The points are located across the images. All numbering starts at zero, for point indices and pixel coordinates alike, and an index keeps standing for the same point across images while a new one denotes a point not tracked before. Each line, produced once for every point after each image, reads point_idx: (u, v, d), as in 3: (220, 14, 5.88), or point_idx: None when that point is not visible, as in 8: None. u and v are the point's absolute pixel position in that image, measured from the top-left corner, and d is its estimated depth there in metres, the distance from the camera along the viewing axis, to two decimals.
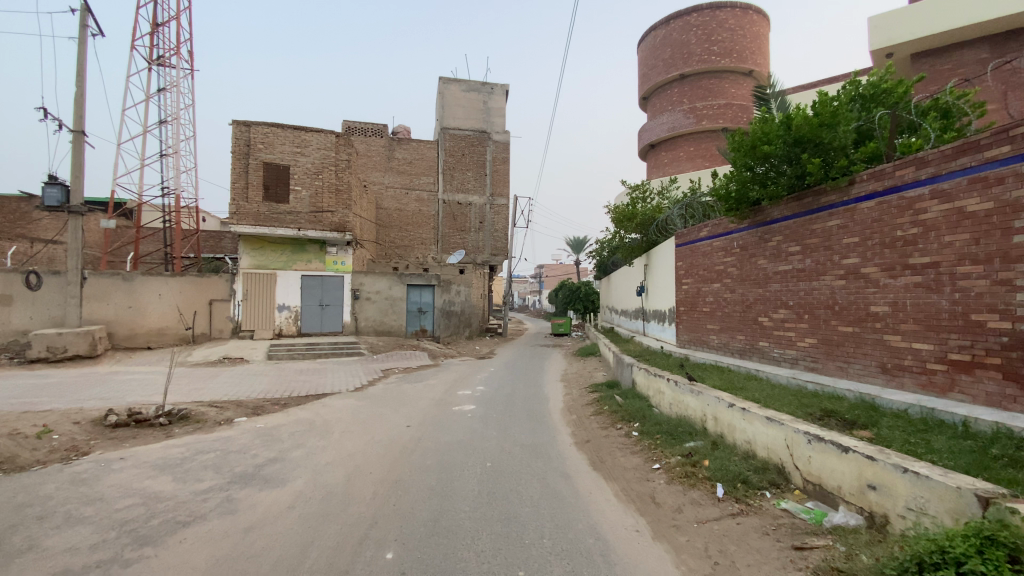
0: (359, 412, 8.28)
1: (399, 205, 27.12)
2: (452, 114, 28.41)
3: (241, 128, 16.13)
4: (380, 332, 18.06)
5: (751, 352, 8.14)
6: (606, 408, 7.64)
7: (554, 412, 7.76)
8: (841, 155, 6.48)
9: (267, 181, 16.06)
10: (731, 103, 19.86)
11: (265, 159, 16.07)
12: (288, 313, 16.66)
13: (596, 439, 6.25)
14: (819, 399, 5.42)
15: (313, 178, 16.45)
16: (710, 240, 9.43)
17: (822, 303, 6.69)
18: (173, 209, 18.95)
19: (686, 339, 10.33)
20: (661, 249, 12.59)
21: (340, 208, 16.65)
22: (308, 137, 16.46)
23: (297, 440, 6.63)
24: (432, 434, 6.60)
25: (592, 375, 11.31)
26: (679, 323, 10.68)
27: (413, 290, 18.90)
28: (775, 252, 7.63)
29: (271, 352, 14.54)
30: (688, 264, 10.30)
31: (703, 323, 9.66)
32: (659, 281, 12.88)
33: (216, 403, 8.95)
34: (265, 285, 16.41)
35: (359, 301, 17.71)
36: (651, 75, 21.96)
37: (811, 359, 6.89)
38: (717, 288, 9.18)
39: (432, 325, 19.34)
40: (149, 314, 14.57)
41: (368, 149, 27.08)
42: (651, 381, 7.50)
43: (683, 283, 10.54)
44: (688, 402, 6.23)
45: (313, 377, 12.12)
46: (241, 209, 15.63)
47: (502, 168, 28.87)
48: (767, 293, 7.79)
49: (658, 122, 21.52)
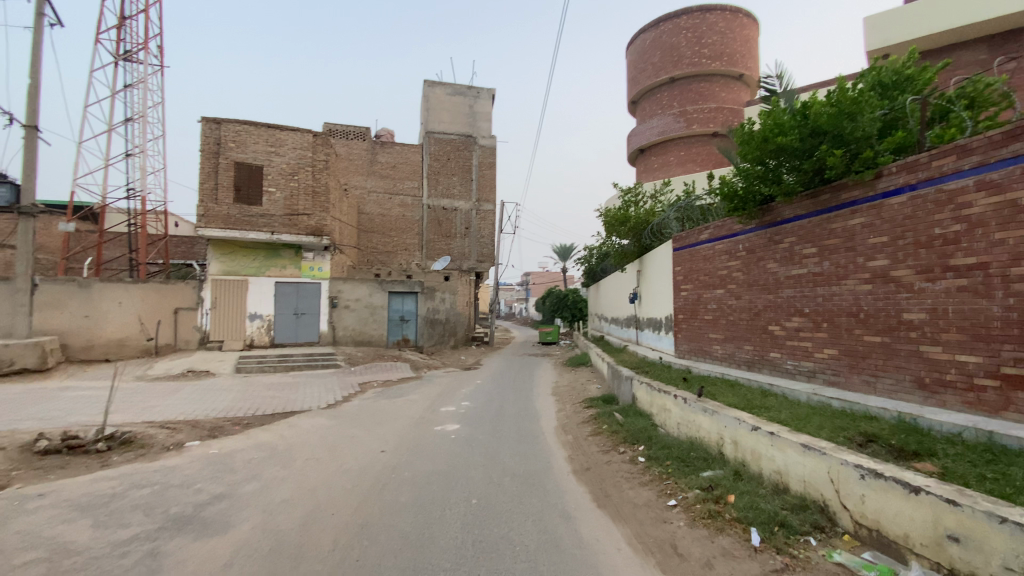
0: (329, 434, 7.39)
1: (382, 210, 26.25)
2: (437, 118, 27.67)
3: (211, 125, 15.03)
4: (359, 342, 17.07)
5: (761, 364, 7.46)
6: (604, 427, 6.88)
7: (547, 433, 6.96)
8: (864, 146, 5.85)
9: (238, 182, 15.00)
10: (722, 107, 19.41)
11: (237, 159, 15.03)
12: (261, 322, 15.64)
13: (597, 467, 5.48)
14: (854, 421, 4.72)
15: (289, 179, 15.47)
16: (712, 242, 8.78)
17: (843, 310, 6.04)
18: (139, 212, 17.87)
19: (686, 349, 9.64)
20: (656, 253, 11.93)
21: (317, 211, 15.71)
22: (283, 136, 15.48)
23: (253, 469, 5.73)
24: (409, 462, 5.76)
25: (585, 388, 10.55)
26: (678, 332, 9.99)
27: (394, 298, 18.14)
28: (786, 255, 6.98)
29: (240, 365, 13.47)
30: (687, 269, 9.65)
31: (705, 332, 8.98)
32: (654, 287, 12.21)
33: (168, 424, 7.98)
34: (236, 293, 15.40)
35: (336, 310, 16.74)
36: (639, 78, 21.40)
37: (831, 372, 6.22)
38: (720, 294, 8.51)
39: (414, 335, 18.43)
40: (107, 323, 13.50)
41: (350, 152, 26.20)
42: (654, 397, 6.76)
43: (681, 289, 9.89)
44: (701, 422, 5.51)
45: (284, 391, 11.16)
46: (210, 211, 14.59)
47: (489, 173, 28.18)
48: (779, 300, 7.13)
49: (648, 125, 20.93)
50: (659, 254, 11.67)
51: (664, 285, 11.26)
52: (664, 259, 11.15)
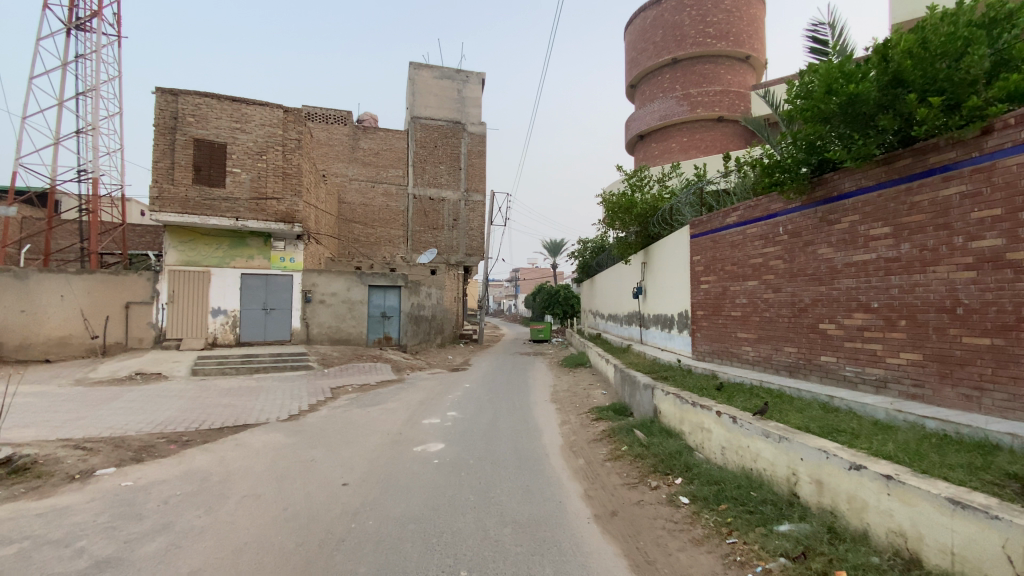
0: (282, 456, 5.97)
1: (364, 199, 24.71)
2: (423, 102, 26.14)
3: (167, 97, 13.31)
4: (336, 341, 15.50)
5: (809, 370, 6.20)
6: (624, 449, 5.56)
7: (552, 458, 5.62)
8: (965, 94, 4.56)
9: (198, 161, 13.34)
10: (727, 90, 18.15)
11: (197, 136, 13.35)
12: (224, 318, 14.07)
13: (627, 510, 4.14)
14: (984, 454, 3.47)
15: (256, 159, 13.86)
16: (741, 226, 7.51)
17: (930, 305, 4.78)
18: (91, 197, 16.15)
19: (706, 350, 8.36)
20: (669, 242, 10.60)
21: (287, 195, 14.12)
22: (250, 111, 13.85)
23: (167, 515, 4.30)
24: (378, 503, 4.37)
25: (589, 393, 9.23)
26: (696, 331, 8.70)
27: (375, 292, 16.43)
28: (846, 237, 5.72)
29: (196, 367, 11.88)
30: (709, 258, 8.35)
31: (732, 330, 7.69)
32: (665, 280, 10.87)
33: (86, 443, 6.51)
34: (197, 286, 13.80)
35: (310, 304, 15.08)
36: (639, 59, 20.06)
37: (911, 382, 4.97)
38: (753, 285, 7.24)
39: (397, 333, 16.91)
40: (47, 320, 12.03)
41: (330, 137, 24.59)
42: (685, 413, 5.47)
43: (701, 282, 8.59)
44: (760, 449, 4.23)
45: (242, 398, 9.66)
46: (165, 193, 12.96)
47: (478, 162, 26.72)
48: (834, 293, 5.86)
49: (649, 109, 19.59)
50: (672, 242, 10.36)
51: (677, 276, 9.94)
52: (679, 248, 9.83)
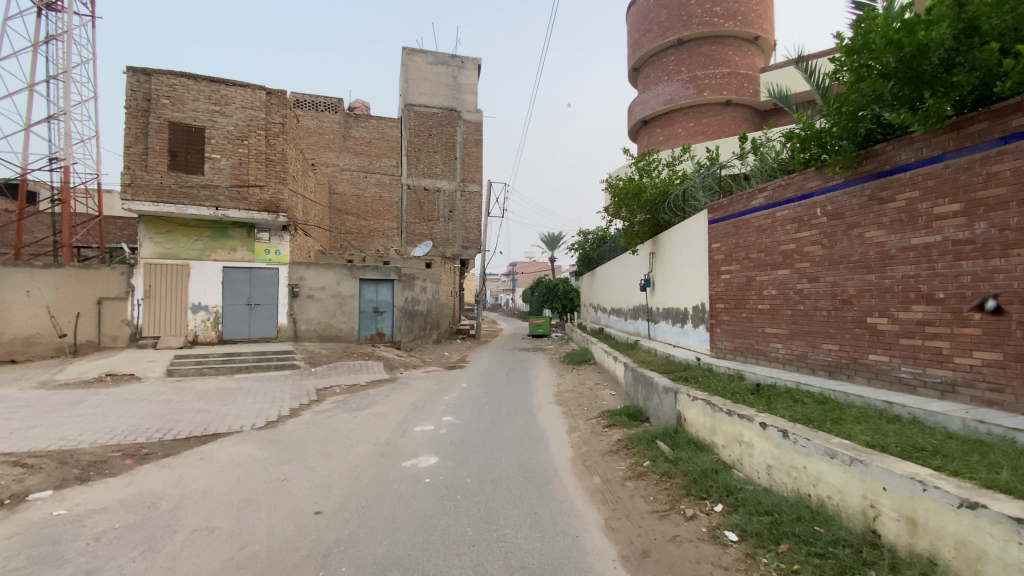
0: (250, 474, 5.16)
1: (356, 190, 23.82)
2: (417, 89, 25.18)
3: (139, 77, 12.35)
4: (325, 338, 14.62)
5: (856, 370, 5.41)
6: (647, 466, 4.77)
7: (563, 475, 4.82)
8: None
9: (174, 146, 12.42)
10: (736, 72, 17.29)
11: (172, 119, 12.43)
12: (205, 314, 13.20)
13: (662, 550, 3.36)
14: None
15: (236, 144, 12.95)
16: (770, 209, 6.72)
17: (1014, 295, 4.00)
18: (63, 187, 15.22)
19: (728, 348, 7.58)
20: (682, 230, 9.77)
21: (271, 182, 13.25)
22: (229, 92, 12.93)
23: (94, 558, 3.49)
24: (355, 541, 3.58)
25: (598, 395, 8.44)
26: (715, 326, 7.92)
27: (367, 286, 15.54)
28: (901, 217, 4.93)
29: (173, 367, 11.02)
30: (730, 245, 7.54)
31: (758, 326, 6.91)
32: (677, 271, 10.05)
33: (28, 459, 5.68)
34: (175, 280, 12.92)
35: (297, 299, 14.18)
36: (642, 41, 19.14)
37: (988, 387, 4.19)
38: (784, 274, 6.45)
39: (390, 328, 16.01)
40: (12, 318, 11.28)
41: (320, 125, 23.64)
42: (718, 422, 4.69)
43: (721, 272, 7.80)
44: (823, 472, 3.48)
45: (218, 402, 8.84)
46: (138, 180, 12.05)
47: (474, 152, 25.82)
48: (886, 282, 5.08)
49: (653, 93, 18.72)
50: (686, 229, 9.54)
51: (692, 266, 9.13)
52: (694, 235, 9.01)
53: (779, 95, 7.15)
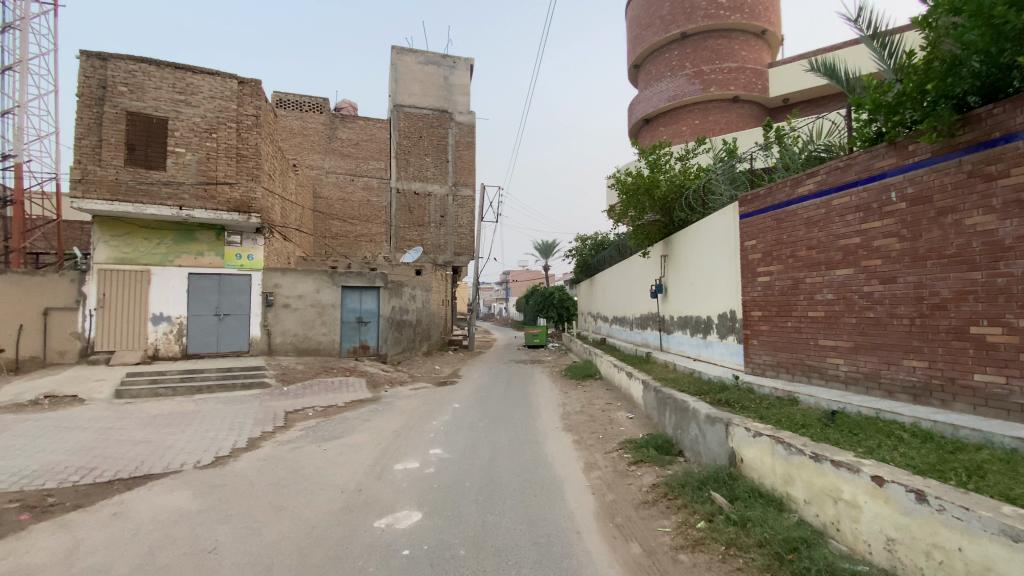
0: (170, 540, 3.88)
1: (343, 194, 22.61)
2: (407, 89, 24.10)
3: (93, 62, 11.09)
4: (303, 352, 13.18)
5: (956, 395, 4.24)
6: (704, 529, 3.56)
7: (590, 543, 3.57)
8: None
9: (132, 138, 11.16)
10: (744, 66, 16.30)
11: (131, 109, 11.18)
12: (167, 326, 11.84)
13: None
14: None
15: (203, 137, 11.69)
16: (823, 198, 5.61)
17: None
18: (15, 188, 13.86)
19: (769, 363, 6.40)
20: (703, 227, 8.61)
21: (242, 180, 11.98)
22: (196, 80, 11.70)
23: None
24: None
25: (613, 418, 7.20)
26: (751, 338, 6.74)
27: (349, 294, 14.08)
28: (1021, 197, 3.81)
29: (123, 387, 9.63)
30: (770, 242, 6.39)
31: (810, 337, 5.75)
32: (697, 273, 8.88)
33: None
34: (133, 288, 11.58)
35: (271, 309, 12.82)
36: (644, 35, 18.16)
37: None
38: (844, 275, 5.31)
39: (375, 340, 14.57)
40: None
41: (304, 126, 22.47)
42: (797, 469, 3.52)
43: (757, 274, 6.64)
44: (998, 562, 2.32)
45: (166, 429, 7.52)
46: (90, 176, 10.76)
47: (467, 154, 24.69)
48: (999, 282, 3.94)
49: (655, 90, 17.73)
50: (708, 226, 8.39)
51: (719, 268, 7.94)
52: (720, 232, 7.86)
53: (827, 65, 6.12)
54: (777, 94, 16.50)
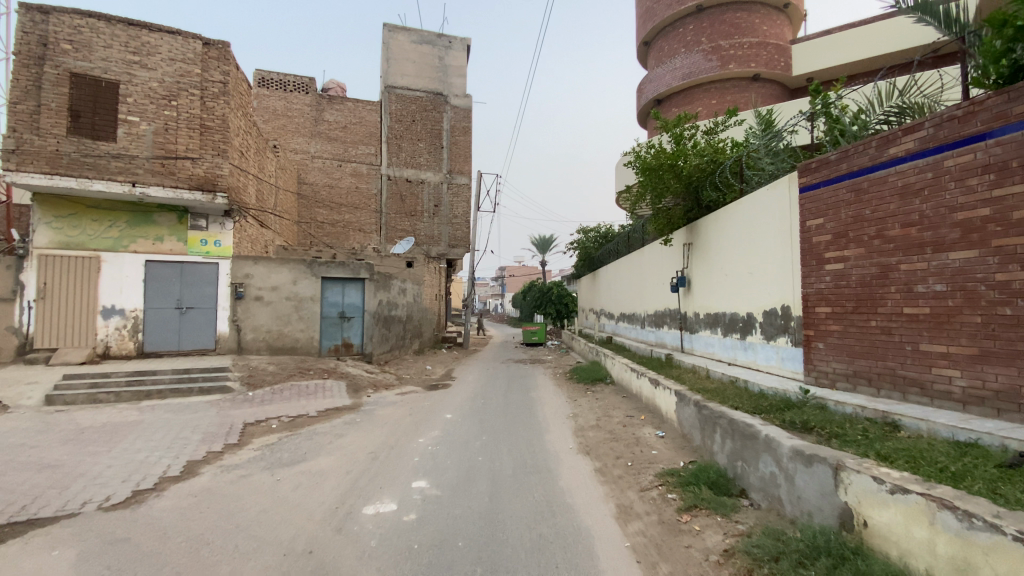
0: None
1: (329, 180, 21.17)
2: (399, 70, 22.63)
3: (33, 16, 9.60)
4: (277, 351, 11.75)
5: None
6: None
7: None
8: None
9: (77, 104, 9.71)
10: (766, 41, 14.95)
11: (76, 70, 9.73)
12: (120, 321, 10.39)
13: None
14: None
15: (161, 105, 10.25)
16: (928, 159, 4.28)
17: None
18: None
19: (841, 372, 5.09)
20: (741, 207, 7.26)
21: (206, 154, 10.52)
22: (153, 40, 10.24)
23: None
24: None
25: (641, 439, 5.85)
26: (815, 340, 5.43)
27: (331, 287, 12.66)
28: None
29: (56, 392, 8.18)
30: (845, 219, 5.06)
31: (907, 340, 4.44)
32: (732, 263, 7.55)
33: None
34: (80, 277, 10.13)
35: (241, 302, 11.39)
36: (655, 9, 16.79)
37: None
38: (963, 259, 4.00)
39: (359, 338, 13.14)
40: None
41: (288, 107, 20.98)
42: (984, 556, 2.22)
43: (825, 261, 5.32)
44: None
45: (91, 447, 6.10)
46: (26, 146, 9.29)
47: (462, 140, 23.25)
48: None
49: (667, 68, 16.36)
50: (748, 206, 7.05)
51: (764, 255, 6.61)
52: (767, 213, 6.52)
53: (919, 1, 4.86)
54: (800, 72, 15.19)
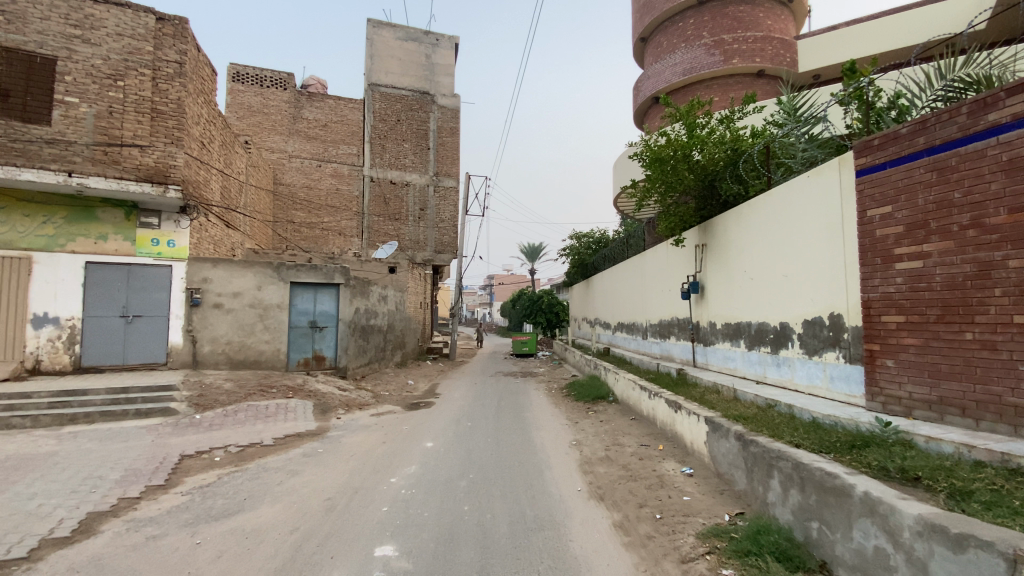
0: None
1: (308, 181, 19.97)
2: (384, 67, 21.57)
3: None
4: (238, 364, 10.46)
5: None
6: None
7: None
8: None
9: (6, 82, 8.49)
10: (771, 36, 14.21)
11: (5, 43, 8.52)
12: (53, 331, 9.07)
13: None
14: None
15: (106, 85, 9.04)
16: None
17: None
18: None
19: (921, 397, 4.06)
20: (771, 199, 6.25)
21: (158, 142, 9.29)
22: (99, 12, 9.06)
23: None
24: None
25: (666, 478, 4.73)
26: (882, 357, 4.40)
27: (301, 293, 11.40)
28: None
29: None
30: (925, 206, 4.06)
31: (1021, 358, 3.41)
32: (760, 265, 6.53)
33: None
34: (6, 280, 8.77)
35: (198, 310, 10.12)
36: (653, 3, 16.01)
37: None
38: None
39: (333, 351, 11.87)
40: None
41: (265, 104, 19.79)
42: None
43: (896, 258, 4.31)
44: None
45: None
46: None
47: (450, 141, 22.20)
48: None
49: (666, 64, 15.49)
50: (782, 198, 6.03)
51: (804, 255, 5.59)
52: (809, 205, 5.51)
53: None
54: (806, 68, 14.46)
